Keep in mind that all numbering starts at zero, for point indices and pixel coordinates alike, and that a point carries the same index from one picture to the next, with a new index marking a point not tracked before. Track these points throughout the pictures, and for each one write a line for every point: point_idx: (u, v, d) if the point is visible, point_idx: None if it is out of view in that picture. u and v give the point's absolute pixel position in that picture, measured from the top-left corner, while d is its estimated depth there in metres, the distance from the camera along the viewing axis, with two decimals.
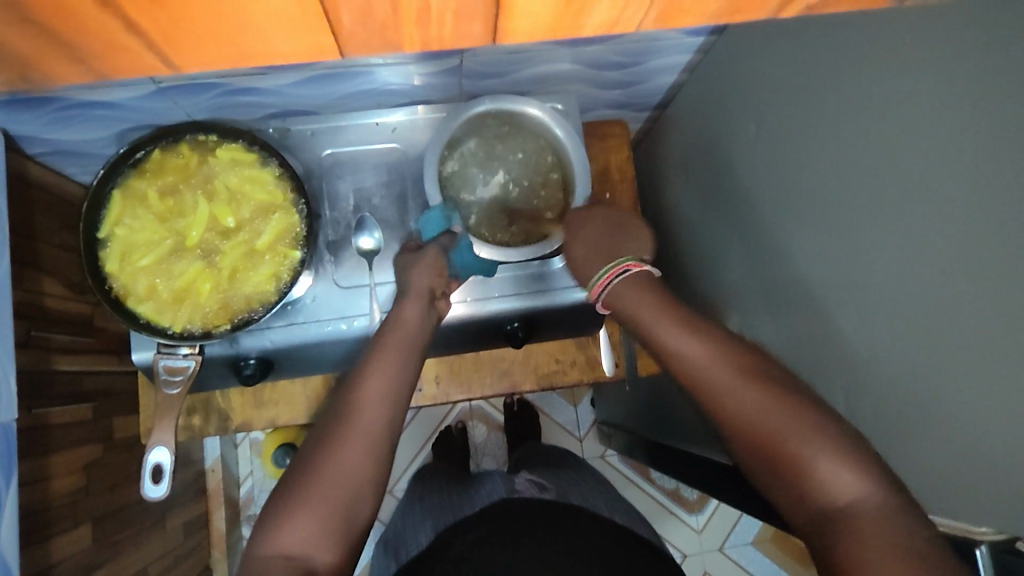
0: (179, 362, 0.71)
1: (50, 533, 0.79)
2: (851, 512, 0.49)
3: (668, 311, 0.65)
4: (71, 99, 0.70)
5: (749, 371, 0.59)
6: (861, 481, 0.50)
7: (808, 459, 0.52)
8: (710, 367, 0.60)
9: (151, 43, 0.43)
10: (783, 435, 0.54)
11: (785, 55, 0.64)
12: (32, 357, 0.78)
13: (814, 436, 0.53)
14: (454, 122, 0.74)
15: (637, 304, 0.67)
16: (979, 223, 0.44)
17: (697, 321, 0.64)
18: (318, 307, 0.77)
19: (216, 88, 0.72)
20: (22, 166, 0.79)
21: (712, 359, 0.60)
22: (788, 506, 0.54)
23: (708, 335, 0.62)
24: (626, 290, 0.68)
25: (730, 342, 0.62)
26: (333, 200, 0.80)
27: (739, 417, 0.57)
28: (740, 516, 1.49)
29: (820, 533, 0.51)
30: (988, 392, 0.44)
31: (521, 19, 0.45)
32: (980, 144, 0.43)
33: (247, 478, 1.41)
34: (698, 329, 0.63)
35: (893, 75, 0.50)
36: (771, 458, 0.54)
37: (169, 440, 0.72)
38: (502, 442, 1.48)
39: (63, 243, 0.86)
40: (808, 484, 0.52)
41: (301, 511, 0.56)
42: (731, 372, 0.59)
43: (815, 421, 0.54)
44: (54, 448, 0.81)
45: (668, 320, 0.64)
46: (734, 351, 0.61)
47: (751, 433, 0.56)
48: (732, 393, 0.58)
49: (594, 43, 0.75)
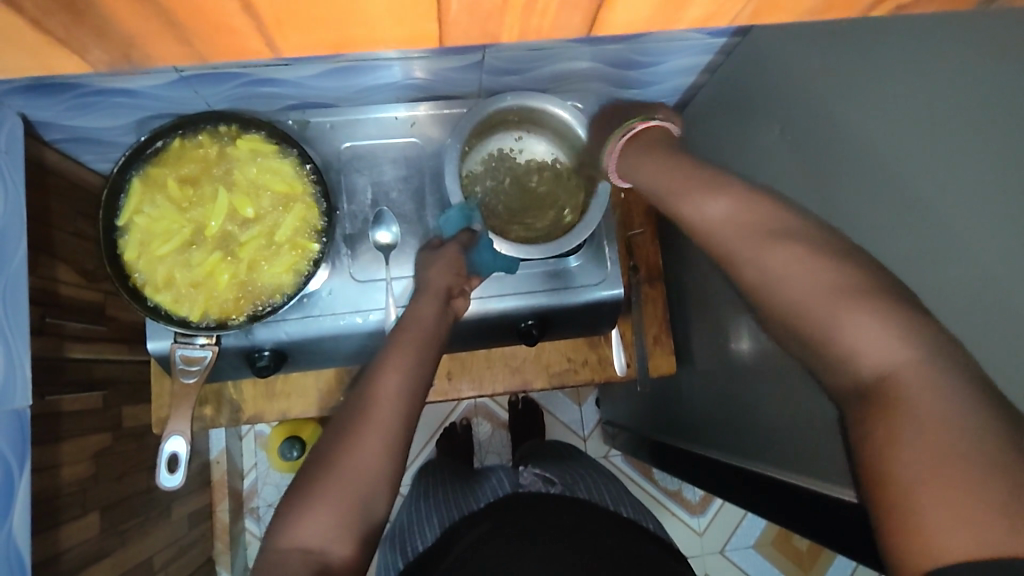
0: (196, 352, 0.71)
1: (61, 520, 0.79)
2: (897, 388, 0.40)
3: (684, 178, 0.57)
4: (92, 86, 0.69)
5: (778, 228, 0.49)
6: (906, 349, 0.41)
7: (845, 325, 0.43)
8: (729, 228, 0.52)
9: (259, 26, 0.42)
10: (816, 307, 0.45)
11: (809, 60, 0.64)
12: (45, 343, 0.78)
13: (847, 296, 0.44)
14: (475, 117, 0.74)
15: (647, 159, 0.63)
16: (1012, 235, 0.44)
17: (719, 176, 0.55)
18: (333, 300, 0.77)
19: (237, 79, 0.72)
20: (39, 152, 0.79)
21: (732, 218, 0.52)
22: (825, 376, 0.46)
23: (728, 190, 0.54)
24: (641, 159, 0.64)
25: (774, 199, 0.52)
26: (350, 194, 0.80)
27: (764, 283, 0.49)
28: (741, 519, 1.49)
29: (858, 414, 0.42)
30: (1011, 400, 0.45)
31: (621, 11, 0.44)
32: (1014, 156, 0.43)
33: (251, 470, 1.41)
34: (719, 184, 0.55)
35: (925, 83, 0.50)
36: (799, 325, 0.46)
37: (184, 429, 0.72)
38: (506, 439, 1.49)
39: (77, 231, 0.86)
40: (842, 355, 0.43)
41: (318, 507, 0.56)
42: (757, 232, 0.50)
43: (856, 280, 0.44)
44: (64, 436, 0.81)
45: (685, 184, 0.56)
46: (762, 208, 0.51)
47: (774, 294, 0.48)
48: (756, 252, 0.49)
49: (617, 43, 0.75)
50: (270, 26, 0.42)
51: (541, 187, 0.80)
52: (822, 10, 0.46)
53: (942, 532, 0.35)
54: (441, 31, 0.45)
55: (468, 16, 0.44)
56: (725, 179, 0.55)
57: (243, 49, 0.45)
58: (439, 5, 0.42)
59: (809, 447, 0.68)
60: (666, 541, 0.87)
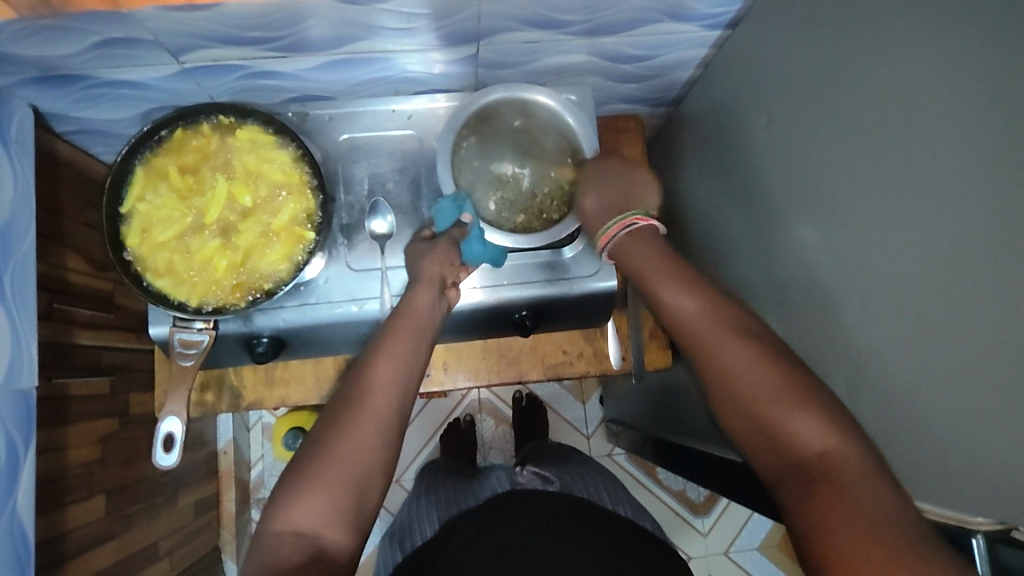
0: (194, 336, 0.73)
1: (66, 500, 0.82)
2: (823, 465, 0.50)
3: (663, 267, 0.64)
4: (98, 78, 0.72)
5: (737, 325, 0.59)
6: (840, 443, 0.50)
7: (791, 424, 0.52)
8: (699, 322, 0.60)
9: None
10: (766, 399, 0.54)
11: (798, 48, 0.64)
12: (53, 328, 0.80)
13: (797, 396, 0.53)
14: (468, 110, 0.75)
15: (639, 260, 0.65)
16: (990, 217, 0.43)
17: (692, 273, 0.64)
18: (330, 288, 0.78)
19: (238, 71, 0.74)
20: (49, 143, 0.81)
21: (700, 313, 0.61)
22: (761, 460, 0.54)
23: (697, 286, 0.63)
24: (633, 244, 0.66)
25: (723, 296, 0.62)
26: (348, 184, 0.82)
27: (728, 369, 0.57)
28: (747, 521, 1.48)
29: (792, 484, 0.51)
30: (990, 386, 0.44)
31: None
32: (990, 137, 0.43)
33: (258, 462, 1.43)
34: (692, 280, 0.63)
35: (906, 70, 0.50)
36: (750, 410, 0.55)
37: (181, 411, 0.74)
38: (509, 436, 1.49)
39: (87, 220, 0.88)
40: (788, 440, 0.52)
41: (309, 486, 0.58)
42: (722, 327, 0.59)
43: (798, 379, 0.54)
44: (71, 419, 0.84)
45: (663, 275, 0.63)
46: (721, 303, 0.61)
47: (736, 386, 0.56)
48: (722, 347, 0.58)
49: (610, 35, 0.76)
50: None
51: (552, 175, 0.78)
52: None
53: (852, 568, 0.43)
54: None
55: None
56: (692, 278, 0.63)
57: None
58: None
59: None
60: (664, 542, 0.87)
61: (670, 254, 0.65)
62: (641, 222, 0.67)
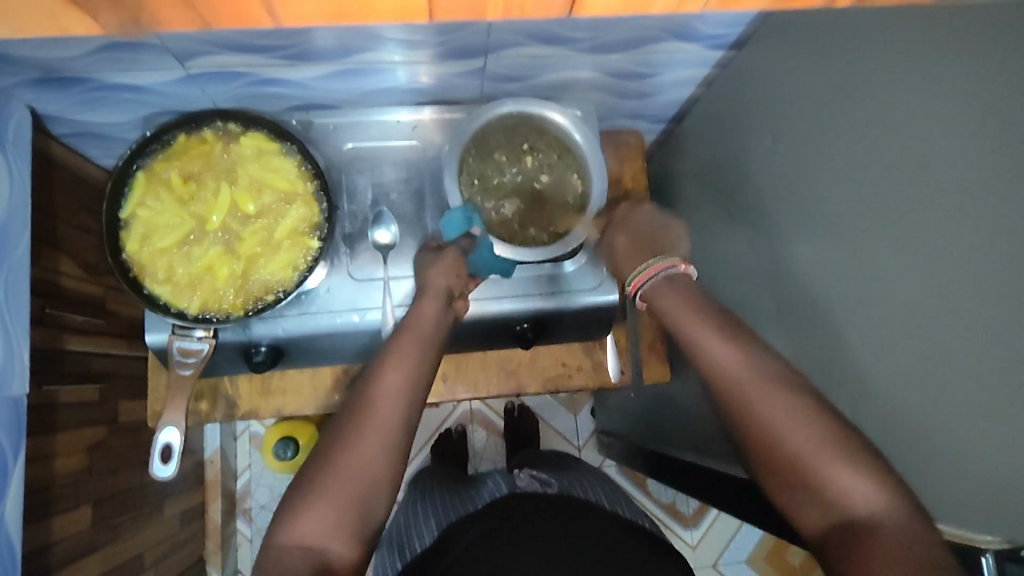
0: (194, 344, 0.72)
1: (53, 511, 0.80)
2: (870, 525, 0.49)
3: (695, 320, 0.65)
4: (100, 81, 0.71)
5: (780, 379, 0.58)
6: (883, 498, 0.50)
7: (836, 479, 0.52)
8: (742, 379, 0.59)
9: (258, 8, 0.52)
10: (812, 456, 0.53)
11: (800, 71, 0.65)
12: (45, 333, 0.79)
13: (841, 451, 0.53)
14: (477, 121, 0.77)
15: (674, 307, 0.66)
16: (991, 238, 0.44)
17: (731, 327, 0.64)
18: (331, 298, 0.78)
19: (244, 77, 0.74)
20: (46, 145, 0.80)
21: (743, 369, 0.60)
22: (807, 515, 0.54)
23: (737, 341, 0.62)
24: (667, 290, 0.68)
25: (761, 348, 0.61)
26: (351, 193, 0.81)
27: (770, 423, 0.56)
28: (735, 534, 1.48)
29: (840, 542, 0.50)
30: (992, 405, 0.45)
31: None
32: (992, 162, 0.44)
33: (245, 471, 1.41)
34: (731, 336, 0.63)
35: (909, 95, 0.51)
36: (793, 465, 0.55)
37: (178, 421, 0.73)
38: (501, 447, 1.48)
39: (81, 224, 0.87)
40: (831, 499, 0.52)
41: (317, 502, 0.57)
42: (762, 382, 0.58)
43: (847, 436, 0.54)
44: (60, 427, 0.82)
45: (702, 330, 0.64)
46: (759, 358, 0.60)
47: (775, 440, 0.56)
48: (769, 400, 0.57)
49: (615, 53, 0.77)
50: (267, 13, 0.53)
51: (558, 190, 0.79)
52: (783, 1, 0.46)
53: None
54: None
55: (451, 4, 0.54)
56: (730, 334, 0.63)
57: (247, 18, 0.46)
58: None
59: None
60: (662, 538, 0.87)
61: (704, 304, 0.66)
62: (680, 267, 0.68)
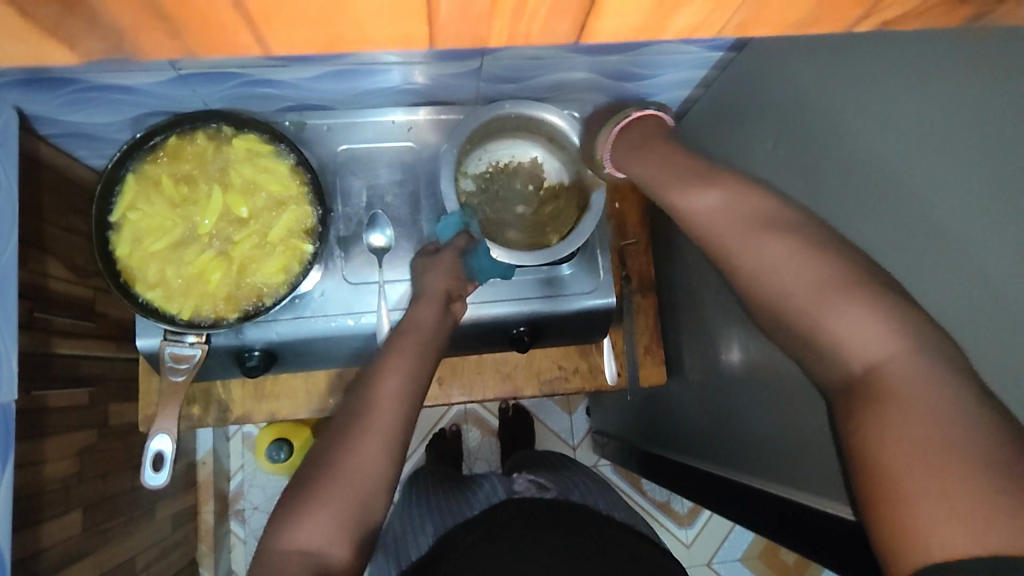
0: (185, 350, 0.71)
1: (42, 516, 0.78)
2: (875, 378, 0.43)
3: (673, 173, 0.59)
4: (89, 82, 0.70)
5: (772, 221, 0.52)
6: (888, 341, 0.43)
7: (833, 329, 0.46)
8: (727, 228, 0.53)
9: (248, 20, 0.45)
10: (805, 305, 0.48)
11: (797, 74, 0.65)
12: (33, 337, 0.78)
13: (836, 295, 0.46)
14: (472, 124, 0.75)
15: (633, 159, 0.65)
16: (996, 246, 0.44)
17: (710, 172, 0.57)
18: (326, 302, 0.77)
19: (236, 78, 0.72)
20: (33, 146, 0.78)
21: (726, 214, 0.54)
22: (821, 373, 0.48)
23: (719, 183, 0.56)
24: (627, 150, 0.67)
25: (753, 185, 0.55)
26: (345, 196, 0.80)
27: (763, 279, 0.50)
28: (729, 533, 1.49)
29: (846, 405, 0.45)
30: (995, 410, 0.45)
31: (610, 18, 0.49)
32: (995, 170, 0.44)
33: (238, 471, 1.40)
34: (710, 180, 0.56)
35: (909, 100, 0.51)
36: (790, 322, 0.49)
37: (171, 428, 0.71)
38: (495, 447, 1.48)
39: (70, 226, 0.85)
40: (834, 350, 0.46)
41: (320, 509, 0.56)
42: (750, 229, 0.52)
43: (853, 274, 0.47)
44: (49, 432, 0.81)
45: (674, 180, 0.59)
46: (748, 198, 0.54)
47: (767, 291, 0.50)
48: (759, 246, 0.51)
49: (613, 54, 0.76)
50: (258, 23, 0.45)
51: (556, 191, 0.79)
52: (809, 23, 0.52)
53: (934, 523, 0.37)
54: (430, 33, 0.48)
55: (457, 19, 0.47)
56: (712, 176, 0.57)
57: (236, 45, 0.48)
58: (430, 9, 0.45)
59: (796, 456, 0.68)
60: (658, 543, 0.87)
61: (674, 149, 0.62)
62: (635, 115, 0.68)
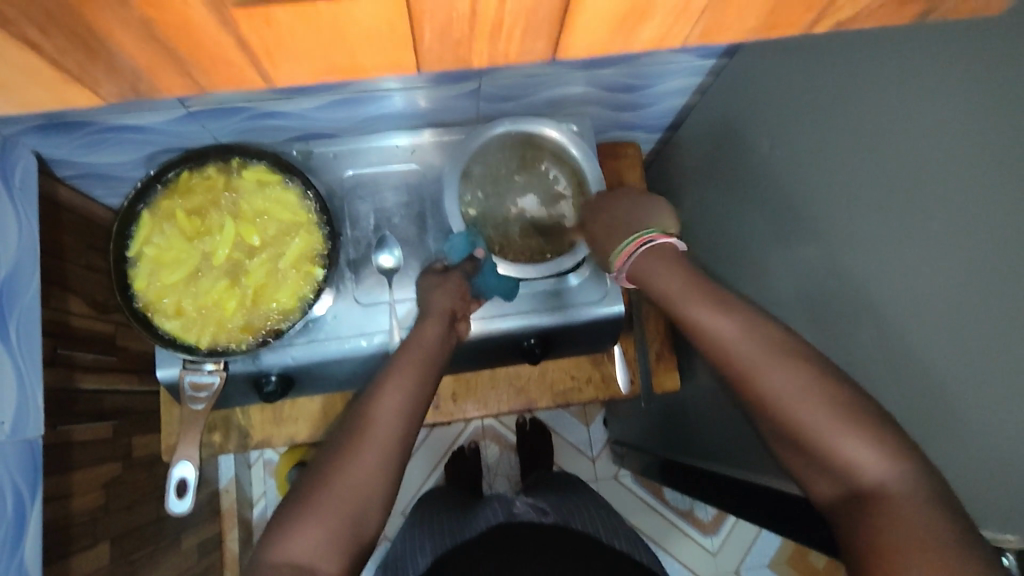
0: (204, 378, 0.73)
1: (71, 549, 0.80)
2: (879, 495, 0.49)
3: (692, 291, 0.61)
4: (103, 123, 0.73)
5: (782, 348, 0.56)
6: (886, 466, 0.49)
7: (836, 446, 0.51)
8: (738, 343, 0.57)
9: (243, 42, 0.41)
10: (817, 425, 0.52)
11: (786, 74, 0.66)
12: (58, 373, 0.80)
13: (846, 421, 0.51)
14: (473, 144, 0.77)
15: (665, 281, 0.62)
16: (980, 232, 0.44)
17: (727, 290, 0.60)
18: (338, 324, 0.78)
19: (244, 112, 0.75)
20: (51, 188, 0.81)
21: (740, 336, 0.57)
22: (820, 488, 0.53)
23: (733, 305, 0.59)
24: (654, 266, 0.63)
25: (752, 306, 0.59)
26: (354, 219, 0.82)
27: (773, 397, 0.54)
28: (755, 539, 1.47)
29: (852, 515, 0.50)
30: (989, 393, 0.45)
31: (581, 34, 0.45)
32: (974, 159, 0.44)
33: (261, 499, 1.41)
34: (729, 300, 0.60)
35: (893, 94, 0.52)
36: (799, 439, 0.53)
37: (193, 455, 0.73)
38: (515, 462, 1.48)
39: (89, 263, 0.88)
40: (839, 469, 0.51)
41: (311, 520, 0.56)
42: (759, 347, 0.56)
43: (852, 404, 0.52)
44: (75, 466, 0.82)
45: (695, 296, 0.60)
46: (755, 320, 0.58)
47: (786, 414, 0.54)
48: (769, 372, 0.55)
49: (608, 67, 0.78)
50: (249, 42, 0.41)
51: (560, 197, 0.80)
52: (768, 28, 0.47)
53: None
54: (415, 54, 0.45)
55: (440, 39, 0.43)
56: (714, 289, 0.61)
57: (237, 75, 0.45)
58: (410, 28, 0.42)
59: None
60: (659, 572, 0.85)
61: (696, 271, 0.62)
62: (660, 239, 0.64)
